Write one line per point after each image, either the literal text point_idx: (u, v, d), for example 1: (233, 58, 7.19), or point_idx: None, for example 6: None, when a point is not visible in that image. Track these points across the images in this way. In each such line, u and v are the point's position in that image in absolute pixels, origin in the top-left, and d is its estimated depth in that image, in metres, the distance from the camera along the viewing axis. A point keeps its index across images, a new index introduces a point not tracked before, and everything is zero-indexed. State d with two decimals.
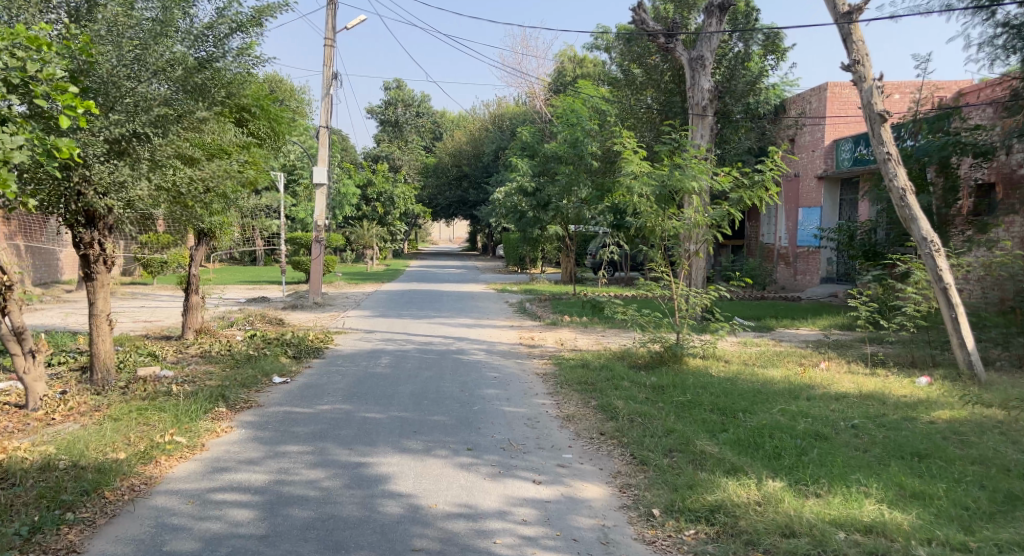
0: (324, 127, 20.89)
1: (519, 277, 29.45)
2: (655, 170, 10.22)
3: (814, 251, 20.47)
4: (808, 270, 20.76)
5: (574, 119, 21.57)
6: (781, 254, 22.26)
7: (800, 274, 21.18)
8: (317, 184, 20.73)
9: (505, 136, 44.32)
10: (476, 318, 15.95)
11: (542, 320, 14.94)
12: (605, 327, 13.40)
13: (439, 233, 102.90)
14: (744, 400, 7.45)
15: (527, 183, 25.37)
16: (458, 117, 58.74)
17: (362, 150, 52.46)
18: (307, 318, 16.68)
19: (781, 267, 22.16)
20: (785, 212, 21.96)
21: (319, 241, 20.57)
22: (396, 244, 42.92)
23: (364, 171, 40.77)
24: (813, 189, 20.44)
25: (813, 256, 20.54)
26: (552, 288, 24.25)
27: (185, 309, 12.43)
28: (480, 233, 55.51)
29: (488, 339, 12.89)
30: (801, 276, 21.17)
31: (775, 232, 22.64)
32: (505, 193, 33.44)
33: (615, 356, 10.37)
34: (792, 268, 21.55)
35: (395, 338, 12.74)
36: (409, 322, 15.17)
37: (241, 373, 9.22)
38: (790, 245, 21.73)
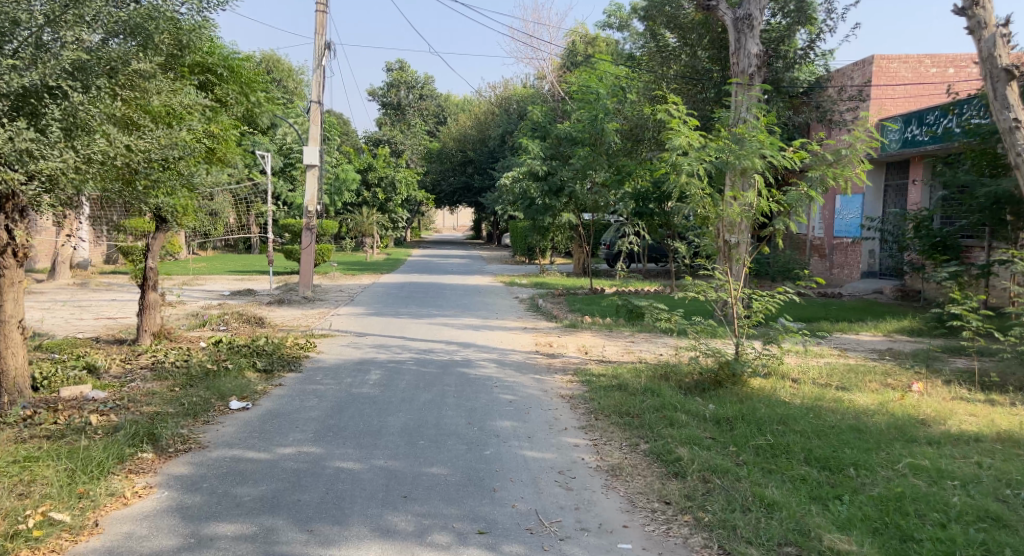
0: (316, 104, 18.97)
1: (528, 269, 27.51)
2: (707, 144, 8.29)
3: (854, 243, 18.36)
4: (847, 264, 18.66)
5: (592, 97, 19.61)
6: (814, 246, 20.31)
7: (836, 268, 19.09)
8: (309, 166, 18.82)
9: (512, 120, 42.28)
10: (483, 317, 14.04)
11: (559, 322, 13.03)
12: (634, 332, 11.47)
13: (443, 221, 100.95)
14: (844, 441, 5.58)
15: (537, 167, 23.39)
16: (463, 102, 56.80)
17: (363, 133, 50.40)
18: (292, 316, 14.80)
19: (815, 260, 20.09)
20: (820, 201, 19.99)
21: (309, 228, 18.67)
22: (397, 232, 41.04)
23: (364, 155, 38.82)
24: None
25: (852, 248, 18.42)
26: (564, 282, 22.36)
27: (140, 309, 10.60)
28: (485, 221, 53.47)
29: (498, 345, 10.99)
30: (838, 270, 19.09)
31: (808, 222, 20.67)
32: (513, 178, 31.56)
33: (657, 371, 8.48)
34: (827, 261, 19.48)
35: (388, 344, 10.84)
36: (408, 323, 13.27)
37: (190, 396, 7.39)
38: (824, 236, 19.75)
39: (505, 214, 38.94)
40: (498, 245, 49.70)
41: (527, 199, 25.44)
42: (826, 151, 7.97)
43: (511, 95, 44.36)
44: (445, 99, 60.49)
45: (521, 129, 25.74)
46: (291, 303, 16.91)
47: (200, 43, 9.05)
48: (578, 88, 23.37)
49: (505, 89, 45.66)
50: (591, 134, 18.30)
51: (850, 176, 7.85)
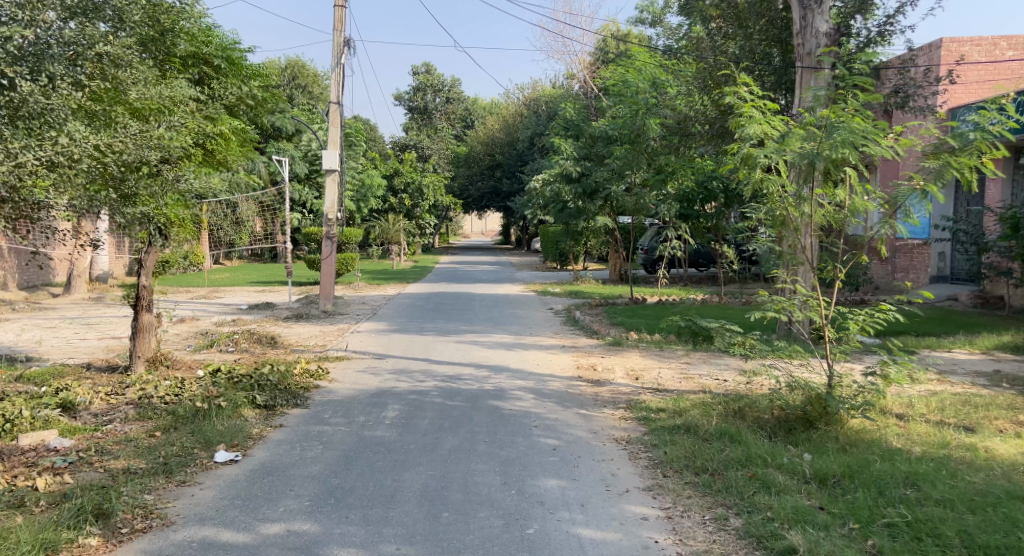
0: (335, 105, 17.78)
1: (561, 276, 26.16)
2: (788, 132, 6.87)
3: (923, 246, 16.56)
4: (914, 267, 16.72)
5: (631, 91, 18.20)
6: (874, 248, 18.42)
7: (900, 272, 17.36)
8: (329, 171, 17.62)
9: (541, 122, 40.97)
10: (516, 334, 12.70)
11: (602, 339, 11.68)
12: (691, 353, 10.09)
13: (471, 226, 99.95)
14: (1009, 519, 4.24)
15: (570, 168, 22.20)
16: (491, 105, 55.65)
17: (389, 139, 49.35)
18: (308, 334, 13.58)
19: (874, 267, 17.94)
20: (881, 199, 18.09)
21: (330, 237, 17.46)
22: (425, 239, 39.93)
23: (391, 161, 37.76)
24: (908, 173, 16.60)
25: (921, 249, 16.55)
26: (600, 290, 20.98)
27: (134, 332, 9.38)
28: (514, 225, 52.18)
29: (536, 369, 9.63)
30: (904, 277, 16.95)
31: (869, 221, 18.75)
32: (544, 181, 30.30)
33: (728, 405, 7.06)
34: (888, 265, 17.35)
35: (411, 370, 9.53)
36: (432, 342, 11.94)
37: (171, 443, 6.18)
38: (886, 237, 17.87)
39: (535, 218, 37.61)
40: (529, 250, 48.34)
41: (560, 204, 24.07)
42: (944, 136, 6.48)
43: (540, 96, 43.05)
44: (471, 102, 59.32)
45: (553, 129, 24.36)
46: (310, 317, 15.71)
47: (180, 22, 7.90)
48: (614, 84, 21.93)
49: (533, 91, 44.38)
50: (630, 131, 16.91)
51: (977, 166, 6.37)
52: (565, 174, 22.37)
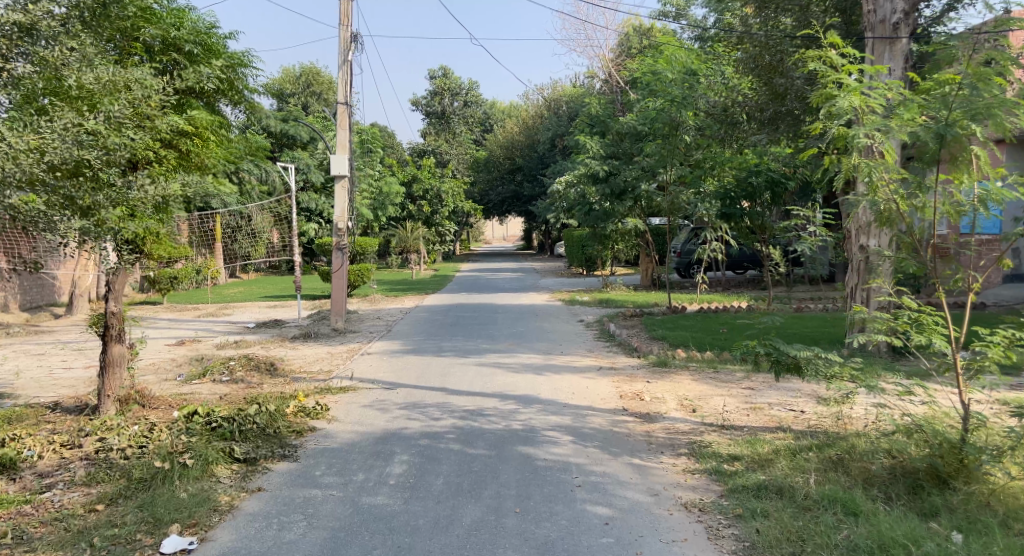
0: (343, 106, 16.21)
1: (589, 282, 24.70)
2: (894, 105, 5.34)
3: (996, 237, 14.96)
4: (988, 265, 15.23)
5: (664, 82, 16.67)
6: None
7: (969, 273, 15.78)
8: (338, 176, 16.10)
9: (562, 122, 39.59)
10: (545, 353, 11.25)
11: (645, 360, 10.21)
12: (754, 380, 8.59)
13: (492, 233, 98.80)
14: None
15: (596, 167, 20.88)
16: (510, 108, 54.38)
17: (407, 145, 48.10)
18: (313, 356, 12.21)
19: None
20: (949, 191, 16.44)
21: (340, 248, 16.02)
22: (445, 246, 38.62)
23: (408, 167, 36.49)
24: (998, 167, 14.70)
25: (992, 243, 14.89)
26: (633, 298, 19.51)
27: (102, 367, 8.00)
28: (536, 230, 50.78)
29: (572, 399, 8.19)
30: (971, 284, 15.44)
31: None
32: (567, 183, 28.92)
33: (823, 450, 5.55)
34: None
35: (423, 405, 8.09)
36: (451, 365, 10.53)
37: (111, 524, 4.84)
38: None
39: (558, 222, 36.22)
40: (552, 255, 46.95)
41: (587, 206, 22.63)
42: None
43: (560, 97, 41.71)
44: (489, 105, 58.06)
45: (578, 126, 22.87)
46: (318, 335, 14.37)
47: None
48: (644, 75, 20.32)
49: (553, 91, 43.04)
50: (664, 124, 15.35)
51: None
52: (592, 174, 21.03)
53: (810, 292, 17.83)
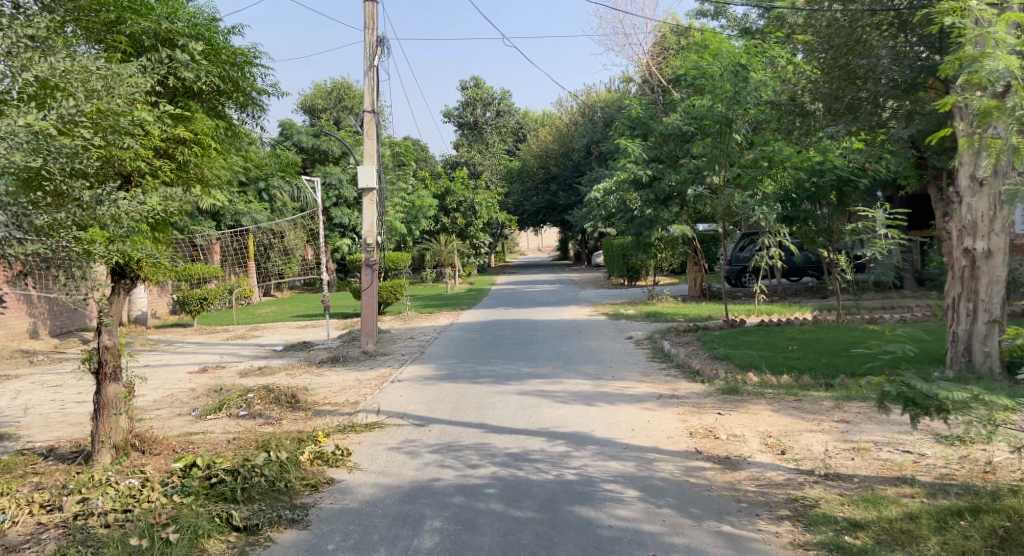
0: (368, 113, 14.92)
1: (632, 294, 23.47)
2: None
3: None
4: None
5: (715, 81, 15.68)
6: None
7: None
8: (366, 189, 14.90)
9: (597, 129, 38.46)
10: (595, 378, 10.04)
11: (711, 389, 8.98)
12: (846, 416, 7.34)
13: (526, 244, 97.75)
14: None
15: (639, 173, 19.68)
16: (544, 117, 53.28)
17: (440, 157, 47.18)
18: (341, 382, 11.09)
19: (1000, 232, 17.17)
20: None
21: (369, 265, 14.92)
22: (480, 259, 37.55)
23: (441, 179, 35.54)
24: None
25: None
26: (683, 310, 18.21)
27: (96, 409, 6.74)
28: (573, 239, 49.54)
29: (634, 439, 6.99)
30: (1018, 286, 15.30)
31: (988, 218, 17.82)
32: (607, 190, 27.72)
33: (979, 520, 4.46)
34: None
35: (459, 447, 6.92)
36: (491, 395, 9.38)
37: None
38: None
39: (596, 231, 35.04)
40: (590, 265, 45.71)
41: (631, 214, 21.46)
42: None
43: (595, 103, 40.60)
44: (522, 115, 57.07)
45: (618, 130, 21.58)
46: (347, 358, 13.31)
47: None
48: (691, 72, 18.96)
49: (587, 98, 41.91)
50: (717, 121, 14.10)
51: None
52: (634, 179, 19.97)
53: (877, 307, 16.89)
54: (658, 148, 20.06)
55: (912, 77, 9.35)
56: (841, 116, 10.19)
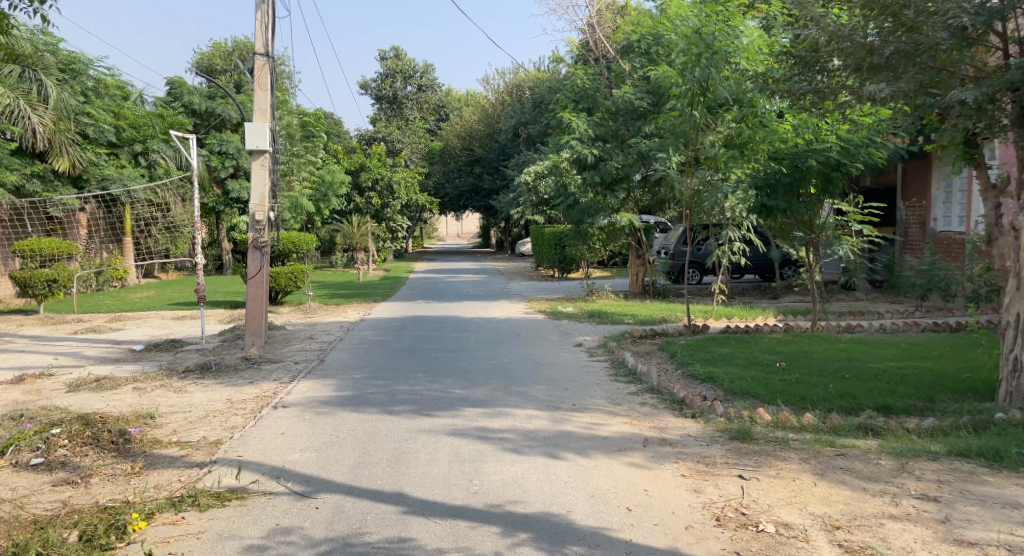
0: (262, 56, 11.86)
1: (568, 287, 21.26)
2: None
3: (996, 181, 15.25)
4: (927, 236, 18.21)
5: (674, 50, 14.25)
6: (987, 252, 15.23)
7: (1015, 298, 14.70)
8: (257, 152, 11.91)
9: (525, 110, 36.32)
10: (550, 410, 7.59)
11: (711, 432, 6.67)
12: (926, 492, 5.17)
13: (445, 230, 95.14)
14: None
15: (585, 151, 17.11)
16: (468, 97, 50.53)
17: (354, 131, 43.85)
18: (202, 403, 8.06)
19: (912, 225, 18.75)
20: None
21: (257, 246, 12.12)
22: (397, 244, 34.74)
23: (355, 154, 32.46)
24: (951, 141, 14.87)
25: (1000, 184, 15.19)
26: (629, 309, 16.06)
27: None
28: (494, 226, 47.26)
29: (635, 531, 4.57)
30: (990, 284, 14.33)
31: (949, 213, 17.61)
32: (540, 173, 25.52)
33: None
34: None
35: (361, 551, 4.30)
36: (411, 433, 6.74)
37: None
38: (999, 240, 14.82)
39: (521, 219, 32.88)
40: (512, 254, 43.52)
41: (571, 200, 19.04)
42: None
43: (523, 82, 38.39)
44: (444, 93, 54.14)
45: (558, 103, 19.05)
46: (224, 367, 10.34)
47: None
48: (647, 37, 16.51)
49: (515, 76, 39.58)
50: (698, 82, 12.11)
51: None
52: (577, 159, 17.40)
53: (844, 310, 15.18)
54: (603, 125, 17.73)
55: (978, 24, 7.25)
56: (884, 74, 7.94)
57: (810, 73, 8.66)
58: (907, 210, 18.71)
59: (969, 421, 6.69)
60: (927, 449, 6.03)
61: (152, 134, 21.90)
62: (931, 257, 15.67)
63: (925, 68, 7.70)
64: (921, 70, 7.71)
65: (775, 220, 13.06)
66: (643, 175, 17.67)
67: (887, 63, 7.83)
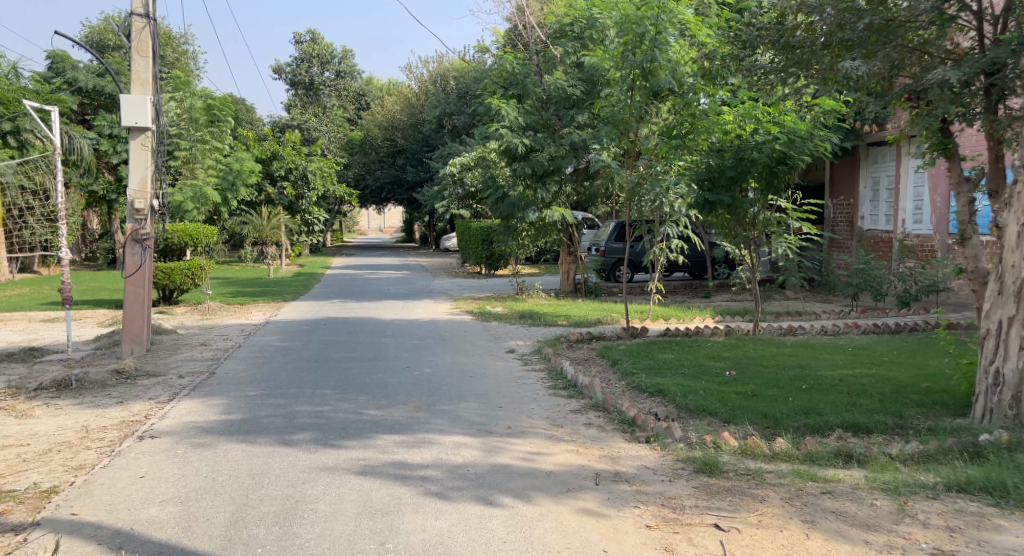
0: (141, 18, 10.87)
1: (496, 285, 20.20)
2: None
3: (943, 172, 14.13)
4: (854, 236, 16.86)
5: (613, 33, 13.38)
6: (919, 251, 14.67)
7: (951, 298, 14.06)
8: (136, 129, 10.87)
9: (449, 100, 35.08)
10: (483, 438, 6.54)
11: (670, 462, 5.73)
12: (936, 541, 4.31)
13: (366, 224, 92.95)
14: None
15: (515, 141, 15.97)
16: (391, 86, 48.85)
17: (268, 118, 41.76)
18: (38, 448, 6.82)
19: (840, 223, 17.47)
20: (930, 189, 14.45)
21: (137, 240, 11.00)
22: (313, 237, 33.09)
23: (266, 141, 30.60)
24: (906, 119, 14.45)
25: (944, 177, 14.13)
26: (560, 309, 15.16)
27: None
28: (418, 220, 45.87)
29: None
30: (925, 283, 13.51)
31: (877, 210, 16.28)
32: (465, 163, 24.37)
33: None
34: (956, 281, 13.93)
35: None
36: (315, 475, 5.61)
37: None
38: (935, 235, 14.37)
39: (446, 213, 31.66)
40: (437, 248, 42.26)
41: (500, 192, 17.85)
42: None
43: (447, 71, 37.09)
44: (365, 81, 52.24)
45: (486, 89, 17.93)
46: (80, 386, 9.45)
47: None
48: (580, 20, 15.72)
49: (439, 65, 38.22)
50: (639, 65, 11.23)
51: None
52: (506, 149, 16.30)
53: (782, 309, 14.53)
54: (534, 113, 16.61)
55: None
56: (856, 51, 7.22)
57: (775, 51, 7.62)
58: (831, 208, 17.38)
59: (955, 443, 5.68)
60: (921, 482, 5.04)
61: (21, 110, 20.16)
62: (863, 255, 14.63)
63: (902, 45, 7.02)
64: (896, 48, 7.02)
65: (718, 217, 12.18)
66: (574, 166, 16.85)
67: (859, 38, 7.08)
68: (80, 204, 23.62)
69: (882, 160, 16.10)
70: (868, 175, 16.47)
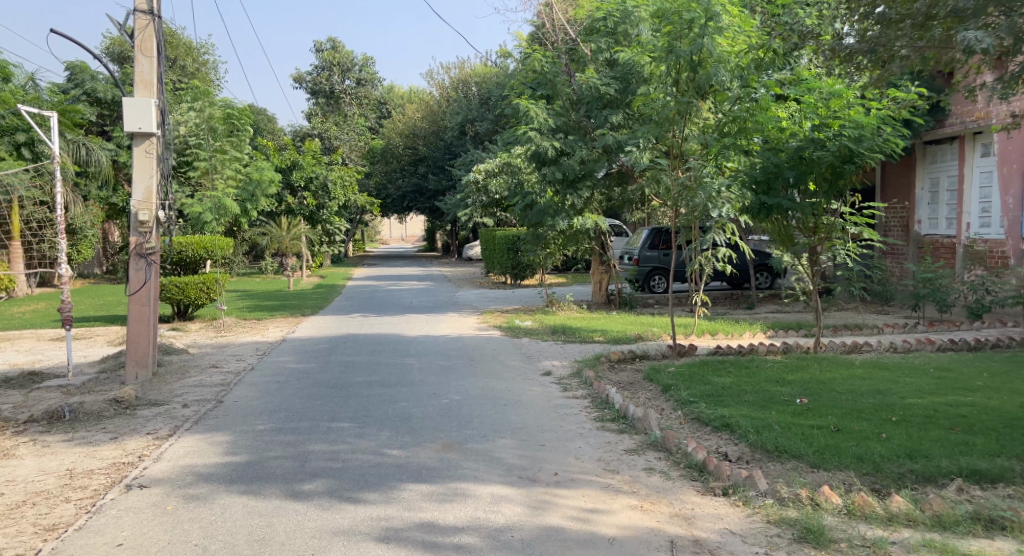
0: (146, 15, 10.04)
1: (525, 297, 19.17)
2: None
3: (1019, 170, 12.86)
4: (910, 241, 15.56)
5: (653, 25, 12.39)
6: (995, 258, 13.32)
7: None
8: (140, 135, 10.01)
9: (472, 106, 34.19)
10: (524, 490, 5.51)
11: (757, 528, 4.67)
12: None
13: (388, 233, 92.29)
14: None
15: (544, 144, 15.02)
16: (412, 94, 48.09)
17: (288, 128, 41.15)
18: (11, 501, 5.91)
19: (893, 228, 16.10)
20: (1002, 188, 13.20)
21: (140, 254, 10.11)
22: (334, 247, 32.28)
23: (286, 150, 29.88)
24: (982, 112, 13.20)
25: (1017, 175, 12.83)
26: (595, 323, 14.10)
27: None
28: (441, 228, 44.95)
29: None
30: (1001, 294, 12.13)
31: (937, 212, 15.01)
32: (491, 170, 23.41)
33: None
34: None
35: None
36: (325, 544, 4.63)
37: None
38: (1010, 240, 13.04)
39: (469, 222, 30.68)
40: (460, 258, 41.29)
41: (528, 198, 16.76)
42: None
43: (469, 77, 36.23)
44: (386, 89, 51.54)
45: (512, 91, 16.99)
46: (74, 418, 8.55)
47: None
48: (613, 14, 14.75)
49: (461, 71, 37.35)
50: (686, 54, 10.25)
51: None
52: (536, 152, 15.34)
53: (840, 322, 13.33)
54: (565, 114, 15.60)
55: None
56: (970, 22, 6.40)
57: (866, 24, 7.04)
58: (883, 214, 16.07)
59: None
60: None
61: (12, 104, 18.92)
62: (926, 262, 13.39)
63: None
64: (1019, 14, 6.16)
65: (774, 221, 11.07)
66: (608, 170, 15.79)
67: (974, 8, 6.28)
68: (97, 216, 23.00)
69: (938, 160, 14.90)
70: (924, 175, 15.26)
